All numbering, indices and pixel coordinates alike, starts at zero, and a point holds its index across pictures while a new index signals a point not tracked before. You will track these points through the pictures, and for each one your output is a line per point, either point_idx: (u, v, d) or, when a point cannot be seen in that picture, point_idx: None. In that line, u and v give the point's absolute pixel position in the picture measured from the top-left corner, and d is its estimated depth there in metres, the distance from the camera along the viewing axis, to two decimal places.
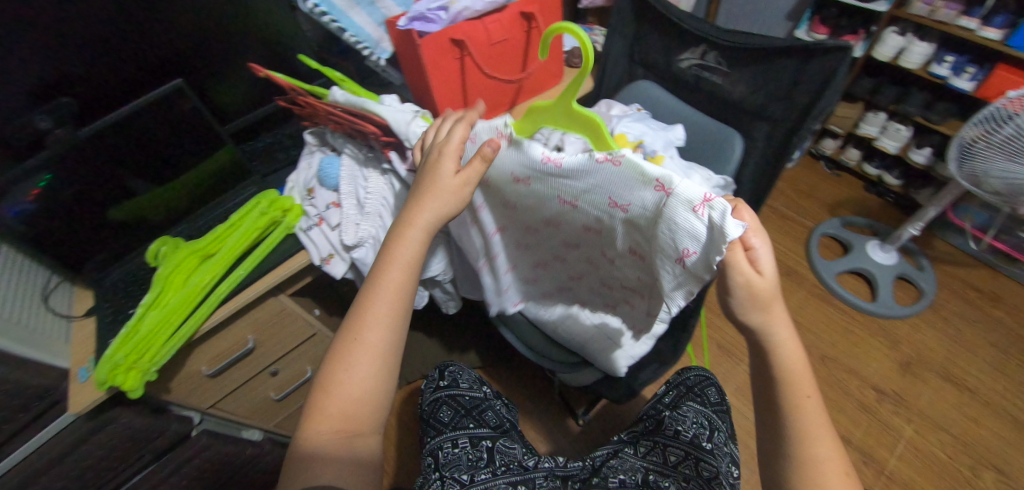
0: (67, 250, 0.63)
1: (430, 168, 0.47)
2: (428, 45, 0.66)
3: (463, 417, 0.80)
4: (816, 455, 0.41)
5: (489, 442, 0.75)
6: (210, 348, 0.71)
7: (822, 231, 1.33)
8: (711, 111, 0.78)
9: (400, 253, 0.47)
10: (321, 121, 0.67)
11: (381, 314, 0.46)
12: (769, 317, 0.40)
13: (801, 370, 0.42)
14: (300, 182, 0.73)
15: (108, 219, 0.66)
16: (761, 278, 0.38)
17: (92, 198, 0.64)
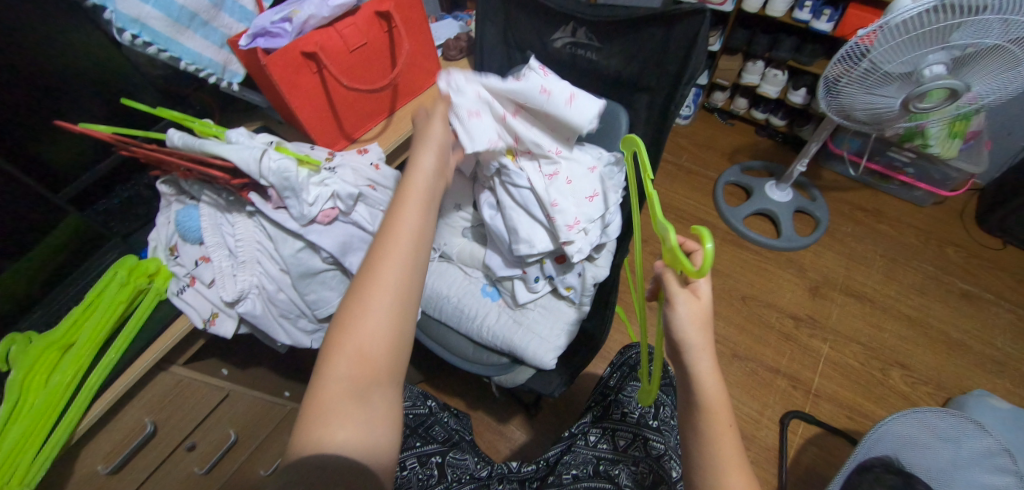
0: None
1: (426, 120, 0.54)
2: (276, 63, 0.59)
3: (410, 437, 0.76)
4: (731, 486, 0.40)
5: (439, 458, 0.73)
6: (101, 444, 0.63)
7: (726, 179, 1.41)
8: (594, 88, 0.78)
9: (411, 188, 0.48)
10: (168, 168, 0.60)
11: (402, 239, 0.44)
12: (702, 341, 0.44)
13: (720, 400, 0.43)
14: (162, 239, 0.66)
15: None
16: (700, 299, 0.45)
17: None
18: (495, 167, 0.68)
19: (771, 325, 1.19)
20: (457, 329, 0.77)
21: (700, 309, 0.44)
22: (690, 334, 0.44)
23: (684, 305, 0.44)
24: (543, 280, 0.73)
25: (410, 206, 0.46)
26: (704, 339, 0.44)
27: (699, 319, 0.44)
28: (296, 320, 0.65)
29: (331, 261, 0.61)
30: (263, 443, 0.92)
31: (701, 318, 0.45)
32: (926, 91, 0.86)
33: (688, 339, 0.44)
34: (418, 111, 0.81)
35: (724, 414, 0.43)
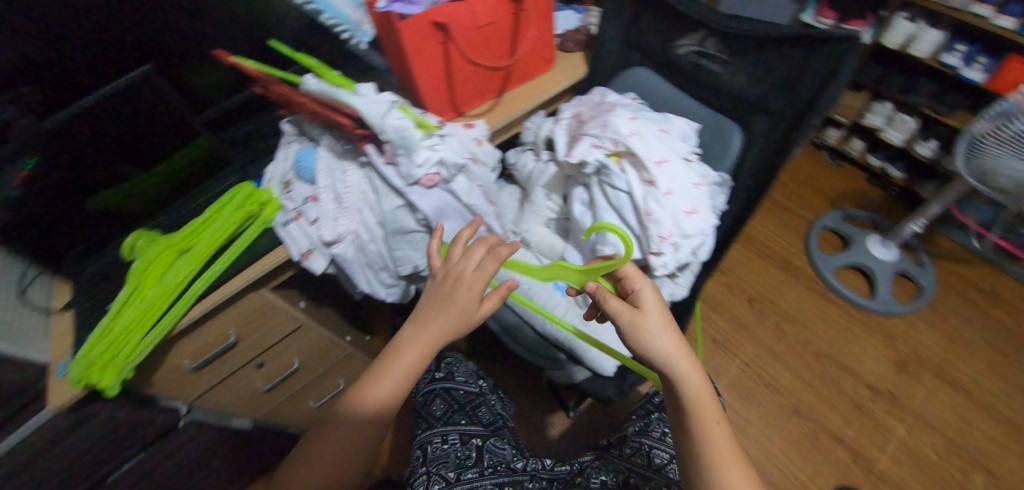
0: (36, 244, 0.61)
1: (452, 285, 0.51)
2: (410, 28, 0.62)
3: (455, 413, 0.77)
4: (728, 478, 0.42)
5: (479, 441, 0.74)
6: (192, 343, 0.70)
7: (823, 224, 1.30)
8: (711, 102, 0.75)
9: (394, 366, 0.50)
10: (297, 109, 0.64)
11: (362, 415, 0.48)
12: (669, 343, 0.47)
13: (706, 398, 0.46)
14: (278, 173, 0.70)
15: (85, 207, 0.65)
16: (641, 310, 0.49)
17: (69, 195, 0.62)
18: (595, 165, 0.67)
19: (841, 389, 1.10)
20: (522, 317, 0.76)
21: (653, 318, 0.49)
22: (654, 337, 0.48)
23: (634, 321, 0.49)
24: None
25: (379, 389, 0.48)
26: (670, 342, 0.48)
27: (657, 323, 0.49)
28: (378, 272, 0.68)
29: (422, 224, 0.63)
30: (319, 377, 1.01)
31: (659, 329, 0.48)
32: None
33: (657, 345, 0.47)
34: (525, 97, 0.81)
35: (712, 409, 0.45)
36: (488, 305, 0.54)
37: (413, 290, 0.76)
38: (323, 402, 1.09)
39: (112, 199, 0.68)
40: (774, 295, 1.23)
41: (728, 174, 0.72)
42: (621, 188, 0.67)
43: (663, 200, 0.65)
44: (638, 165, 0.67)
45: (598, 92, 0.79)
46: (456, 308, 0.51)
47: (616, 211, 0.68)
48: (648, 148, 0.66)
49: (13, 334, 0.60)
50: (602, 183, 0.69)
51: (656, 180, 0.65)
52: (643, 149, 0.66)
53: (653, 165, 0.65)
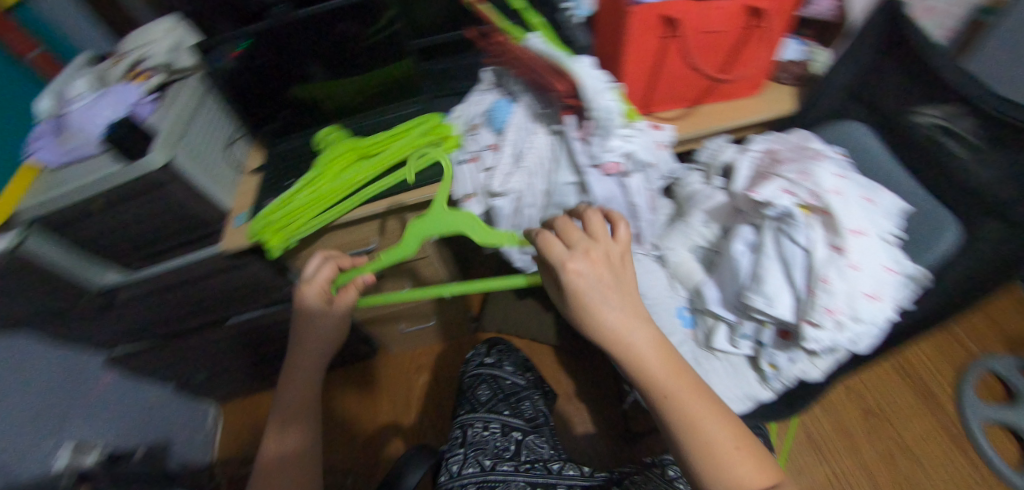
0: (249, 106, 0.79)
1: (306, 300, 0.65)
2: (639, 15, 0.61)
3: (499, 403, 0.91)
4: (705, 435, 0.47)
5: (519, 434, 0.84)
6: (341, 238, 0.78)
7: (989, 365, 1.09)
8: (936, 186, 0.64)
9: (303, 370, 0.66)
10: (506, 62, 0.66)
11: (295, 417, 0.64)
12: (623, 318, 0.50)
13: (663, 368, 0.49)
14: (465, 115, 0.70)
15: (291, 89, 0.79)
16: (587, 285, 0.50)
17: (278, 79, 0.77)
18: (780, 209, 0.62)
19: None
20: None
21: (584, 302, 0.50)
22: (601, 309, 0.50)
23: (582, 303, 0.50)
24: (750, 342, 0.69)
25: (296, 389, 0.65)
26: (614, 315, 0.50)
27: (595, 297, 0.50)
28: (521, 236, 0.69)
29: (584, 206, 0.63)
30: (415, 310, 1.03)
31: (609, 309, 0.50)
32: None
33: (602, 328, 0.50)
34: (718, 117, 0.76)
35: (664, 374, 0.49)
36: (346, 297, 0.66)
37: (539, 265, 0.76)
38: (411, 331, 1.11)
39: (310, 90, 0.80)
40: (896, 417, 1.08)
41: (929, 272, 0.61)
42: (800, 243, 0.61)
43: (844, 273, 0.58)
44: (829, 226, 0.60)
45: (800, 134, 0.72)
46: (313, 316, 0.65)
47: (784, 266, 0.63)
48: (848, 212, 0.59)
49: (215, 176, 0.80)
50: (781, 229, 0.63)
51: (846, 248, 0.58)
52: (843, 211, 0.59)
53: (846, 233, 0.59)
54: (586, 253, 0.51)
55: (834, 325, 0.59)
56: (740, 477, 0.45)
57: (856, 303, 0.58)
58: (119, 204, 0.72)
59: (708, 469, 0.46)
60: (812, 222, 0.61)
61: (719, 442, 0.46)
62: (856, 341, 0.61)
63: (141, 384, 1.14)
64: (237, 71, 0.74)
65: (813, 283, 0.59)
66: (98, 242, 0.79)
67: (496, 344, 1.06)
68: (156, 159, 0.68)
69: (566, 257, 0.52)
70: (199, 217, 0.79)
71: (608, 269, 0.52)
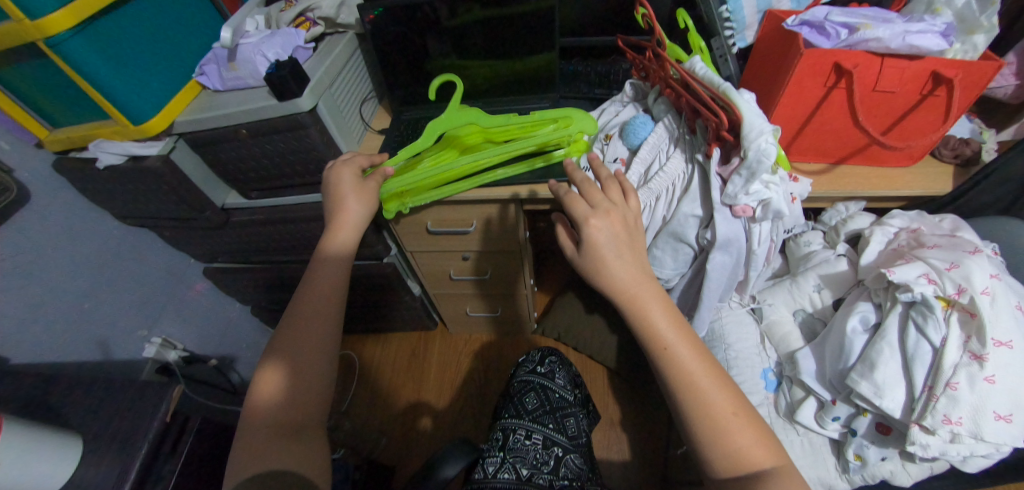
0: (387, 69, 0.84)
1: (337, 190, 0.65)
2: (808, 60, 0.59)
3: (544, 414, 0.89)
4: (707, 400, 0.45)
5: (559, 451, 0.84)
6: (446, 213, 0.79)
7: None
8: None
9: (322, 276, 0.60)
10: (655, 81, 0.66)
11: (312, 320, 0.57)
12: (634, 273, 0.48)
13: (666, 326, 0.47)
14: (596, 122, 0.72)
15: (430, 62, 0.82)
16: (603, 238, 0.49)
17: (418, 49, 0.81)
18: (916, 296, 0.57)
19: None
20: None
21: (597, 254, 0.49)
22: (614, 262, 0.48)
23: (596, 257, 0.49)
24: (838, 425, 0.64)
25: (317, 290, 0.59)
26: (626, 271, 0.49)
27: (611, 252, 0.49)
28: None
29: (700, 243, 0.61)
30: (484, 296, 1.04)
31: (620, 265, 0.48)
32: None
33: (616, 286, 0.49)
34: (862, 181, 0.71)
35: (672, 339, 0.47)
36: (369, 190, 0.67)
37: None
38: (475, 316, 1.12)
39: (445, 65, 0.83)
40: None
41: None
42: (931, 340, 0.56)
43: (976, 386, 0.53)
44: (972, 331, 0.55)
45: (950, 220, 0.66)
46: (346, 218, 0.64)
47: (903, 360, 0.58)
48: (998, 320, 0.54)
49: (347, 130, 0.86)
50: (909, 319, 0.58)
51: (987, 359, 0.53)
52: (994, 319, 0.53)
53: (991, 344, 0.53)
54: (606, 210, 0.50)
55: (948, 438, 0.54)
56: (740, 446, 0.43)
57: (984, 424, 0.53)
58: (260, 136, 0.79)
59: (715, 441, 0.44)
60: (950, 323, 0.56)
61: (721, 405, 0.45)
62: (968, 461, 0.57)
63: (226, 298, 1.25)
64: (383, 31, 0.78)
65: (938, 390, 0.54)
66: (233, 168, 0.87)
67: (550, 353, 1.01)
68: (304, 104, 0.75)
69: (584, 209, 0.50)
70: (321, 164, 0.84)
71: (625, 230, 0.51)
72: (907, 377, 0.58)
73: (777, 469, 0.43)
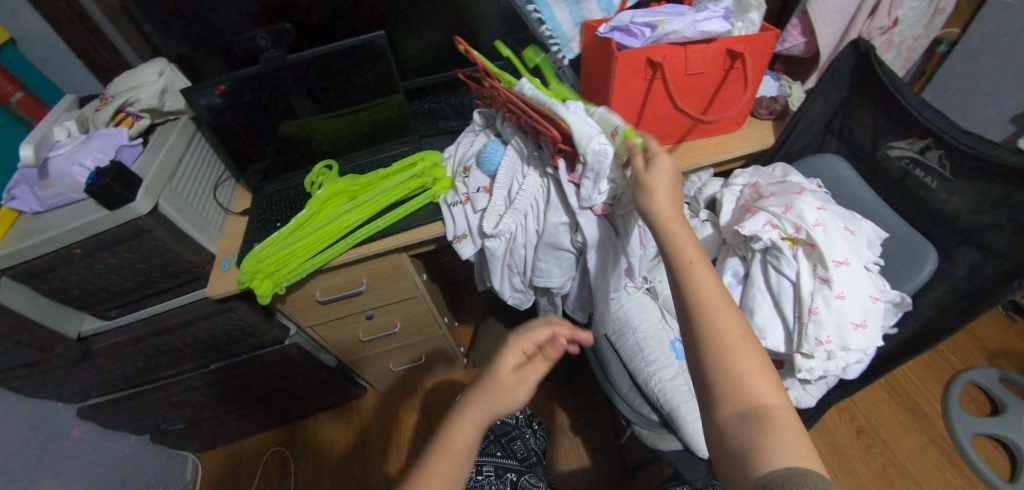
0: (237, 147, 0.78)
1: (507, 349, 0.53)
2: (624, 60, 0.65)
3: (491, 444, 0.88)
4: (714, 318, 0.42)
5: (513, 476, 0.84)
6: (330, 279, 0.76)
7: (971, 378, 1.12)
8: (913, 217, 0.67)
9: (455, 442, 0.47)
10: (496, 105, 0.69)
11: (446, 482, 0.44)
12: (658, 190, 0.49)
13: (687, 241, 0.46)
14: (456, 156, 0.74)
15: (281, 129, 0.79)
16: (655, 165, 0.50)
17: (266, 119, 0.77)
18: (766, 243, 0.64)
19: None
20: (627, 362, 0.76)
21: (661, 168, 0.50)
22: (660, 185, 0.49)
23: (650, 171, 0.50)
24: None
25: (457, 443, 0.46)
26: (669, 202, 0.49)
27: (664, 177, 0.49)
28: (513, 275, 0.70)
29: (577, 245, 0.64)
30: (405, 347, 1.01)
31: (668, 192, 0.49)
32: None
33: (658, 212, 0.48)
34: (705, 151, 0.79)
35: (696, 258, 0.45)
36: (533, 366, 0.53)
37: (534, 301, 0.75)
38: (401, 370, 1.08)
39: (300, 130, 0.80)
40: (891, 438, 1.07)
41: (910, 297, 0.64)
42: (788, 276, 0.63)
43: (832, 305, 0.59)
44: (818, 261, 0.61)
45: (780, 168, 0.75)
46: (505, 384, 0.51)
47: (774, 299, 0.64)
48: (832, 244, 0.61)
49: (203, 223, 0.79)
50: (768, 263, 0.65)
51: (832, 280, 0.60)
52: (827, 244, 0.61)
53: (832, 266, 0.60)
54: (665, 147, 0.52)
55: (828, 355, 0.60)
56: (742, 371, 0.39)
57: (850, 336, 0.59)
58: (101, 251, 0.69)
59: (717, 354, 0.40)
60: (799, 257, 0.62)
61: (728, 323, 0.41)
62: (850, 369, 0.63)
63: (116, 435, 1.08)
64: (221, 109, 0.73)
65: (806, 318, 0.60)
66: (70, 294, 0.75)
67: None
68: (141, 207, 0.67)
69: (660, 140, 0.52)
70: (179, 262, 0.76)
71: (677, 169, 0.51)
72: (781, 314, 0.63)
73: (784, 407, 0.38)
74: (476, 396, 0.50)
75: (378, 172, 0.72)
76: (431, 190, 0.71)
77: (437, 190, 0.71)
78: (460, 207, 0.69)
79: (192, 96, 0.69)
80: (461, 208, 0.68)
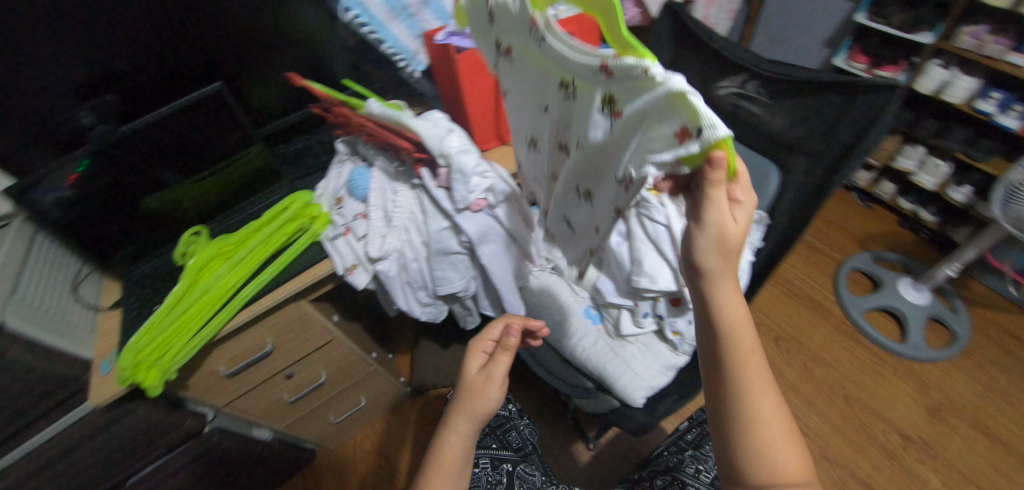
0: (86, 241, 0.68)
1: (468, 356, 0.59)
2: (464, 60, 0.67)
3: (487, 437, 0.83)
4: (761, 412, 0.41)
5: (509, 466, 0.78)
6: (230, 349, 0.71)
7: (852, 265, 1.31)
8: (751, 142, 0.76)
9: (444, 456, 0.55)
10: (353, 130, 0.68)
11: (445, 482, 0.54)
12: (723, 268, 0.40)
13: (740, 322, 0.42)
14: (328, 190, 0.73)
15: (138, 209, 0.71)
16: (734, 227, 0.37)
17: (114, 203, 0.68)
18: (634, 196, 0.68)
19: (872, 436, 1.07)
20: (551, 339, 0.78)
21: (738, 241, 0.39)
22: (709, 257, 0.40)
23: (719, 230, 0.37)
24: (649, 318, 0.74)
25: (452, 444, 0.55)
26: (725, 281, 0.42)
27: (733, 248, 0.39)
28: (416, 290, 0.70)
29: (465, 246, 0.65)
30: (341, 394, 0.98)
31: (728, 263, 0.40)
32: None
33: (715, 295, 0.42)
34: None
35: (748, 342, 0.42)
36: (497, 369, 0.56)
37: (447, 310, 0.76)
38: (343, 419, 1.05)
39: (160, 204, 0.73)
40: (803, 336, 1.23)
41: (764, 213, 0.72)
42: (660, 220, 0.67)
43: None
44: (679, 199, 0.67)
45: None
46: (474, 389, 0.56)
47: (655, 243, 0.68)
48: None
49: (72, 329, 0.70)
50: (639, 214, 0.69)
51: None
52: None
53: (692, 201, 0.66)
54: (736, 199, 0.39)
55: None
56: (785, 468, 0.39)
57: None
58: None
59: (754, 443, 0.40)
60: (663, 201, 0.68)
61: (768, 410, 0.41)
62: None
63: None
64: (67, 202, 0.63)
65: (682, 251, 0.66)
66: None
67: None
68: None
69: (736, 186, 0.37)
70: None
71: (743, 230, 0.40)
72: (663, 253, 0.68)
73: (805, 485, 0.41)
74: (457, 406, 0.56)
75: (252, 225, 0.69)
76: (309, 229, 0.69)
77: (316, 227, 0.69)
78: (343, 238, 0.68)
79: (36, 194, 0.60)
80: (345, 239, 0.68)
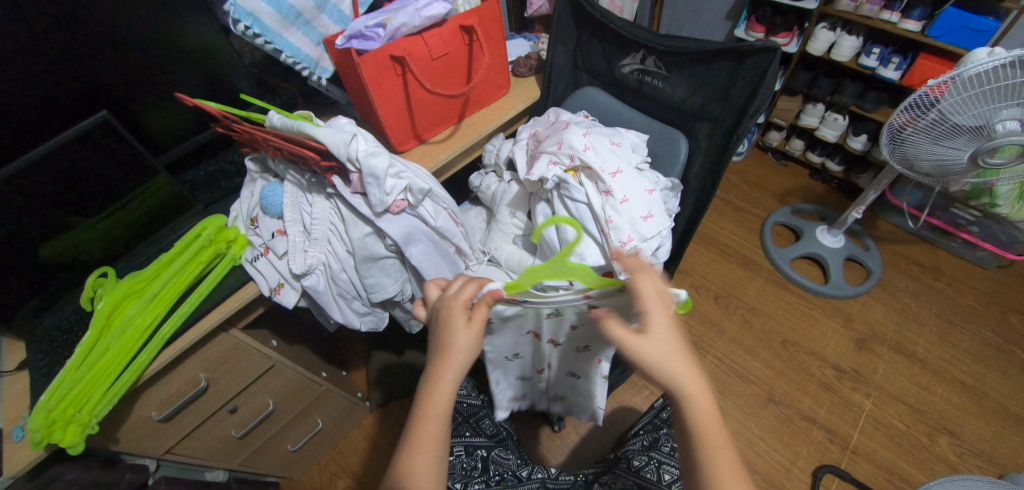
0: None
1: (449, 323, 0.50)
2: (368, 62, 0.65)
3: (460, 425, 0.79)
4: None
5: (484, 451, 0.75)
6: (160, 391, 0.66)
7: (775, 220, 1.41)
8: (657, 114, 0.80)
9: (432, 408, 0.50)
10: (259, 147, 0.66)
11: (433, 435, 0.50)
12: (675, 368, 0.42)
13: (709, 421, 0.42)
14: (243, 211, 0.71)
15: (38, 258, 0.63)
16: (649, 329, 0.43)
17: (12, 255, 0.60)
18: (553, 180, 0.70)
19: (810, 373, 1.17)
20: None
21: (655, 338, 0.42)
22: (664, 362, 0.42)
23: (635, 343, 0.43)
24: None
25: (445, 392, 0.50)
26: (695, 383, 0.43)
27: (664, 349, 0.43)
28: (351, 301, 0.69)
29: (392, 249, 0.65)
30: (295, 420, 0.96)
31: (670, 364, 0.42)
32: (1000, 87, 0.72)
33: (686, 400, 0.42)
34: (484, 121, 0.88)
35: (716, 441, 0.42)
36: (479, 323, 0.51)
37: (387, 317, 0.76)
38: (301, 446, 1.02)
39: (62, 249, 0.65)
40: (740, 291, 1.32)
41: (678, 179, 0.76)
42: (579, 200, 0.70)
43: (618, 208, 0.68)
44: (595, 177, 0.70)
45: (552, 112, 0.84)
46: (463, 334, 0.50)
47: (581, 223, 0.70)
48: (601, 160, 0.70)
49: None
50: (562, 197, 0.72)
51: (612, 189, 0.68)
52: (597, 163, 0.69)
53: (607, 177, 0.69)
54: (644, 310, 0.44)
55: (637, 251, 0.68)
56: None
57: (646, 230, 0.68)
58: None
59: None
60: (581, 183, 0.70)
61: None
62: (657, 255, 0.73)
63: None
64: None
65: (603, 228, 0.68)
66: None
67: None
68: None
69: (647, 294, 0.44)
70: None
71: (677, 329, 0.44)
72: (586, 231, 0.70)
73: None
74: (440, 350, 0.51)
75: (162, 257, 0.64)
76: (227, 253, 0.67)
77: (234, 252, 0.67)
78: (264, 260, 0.67)
79: None
80: (265, 260, 0.66)
